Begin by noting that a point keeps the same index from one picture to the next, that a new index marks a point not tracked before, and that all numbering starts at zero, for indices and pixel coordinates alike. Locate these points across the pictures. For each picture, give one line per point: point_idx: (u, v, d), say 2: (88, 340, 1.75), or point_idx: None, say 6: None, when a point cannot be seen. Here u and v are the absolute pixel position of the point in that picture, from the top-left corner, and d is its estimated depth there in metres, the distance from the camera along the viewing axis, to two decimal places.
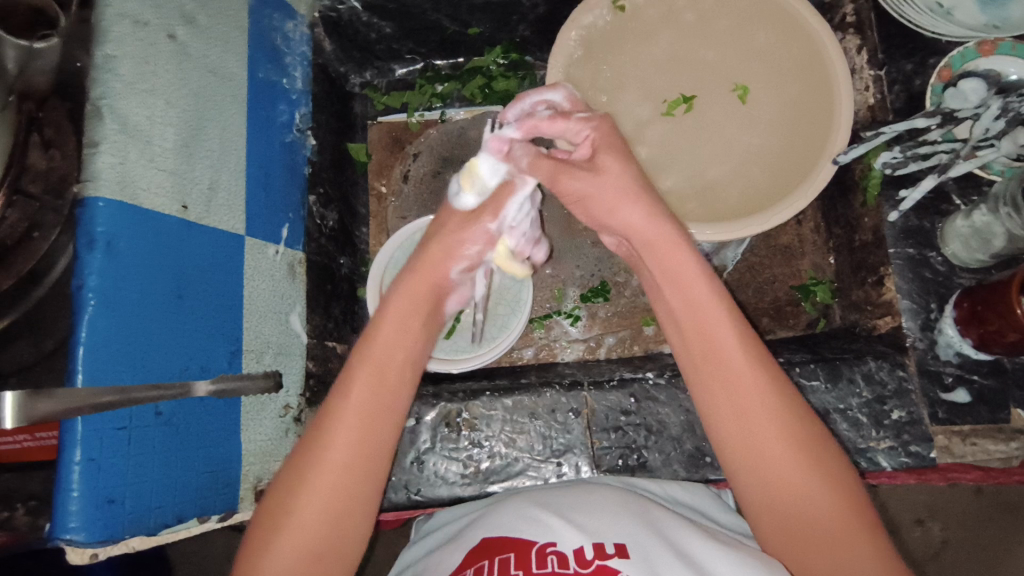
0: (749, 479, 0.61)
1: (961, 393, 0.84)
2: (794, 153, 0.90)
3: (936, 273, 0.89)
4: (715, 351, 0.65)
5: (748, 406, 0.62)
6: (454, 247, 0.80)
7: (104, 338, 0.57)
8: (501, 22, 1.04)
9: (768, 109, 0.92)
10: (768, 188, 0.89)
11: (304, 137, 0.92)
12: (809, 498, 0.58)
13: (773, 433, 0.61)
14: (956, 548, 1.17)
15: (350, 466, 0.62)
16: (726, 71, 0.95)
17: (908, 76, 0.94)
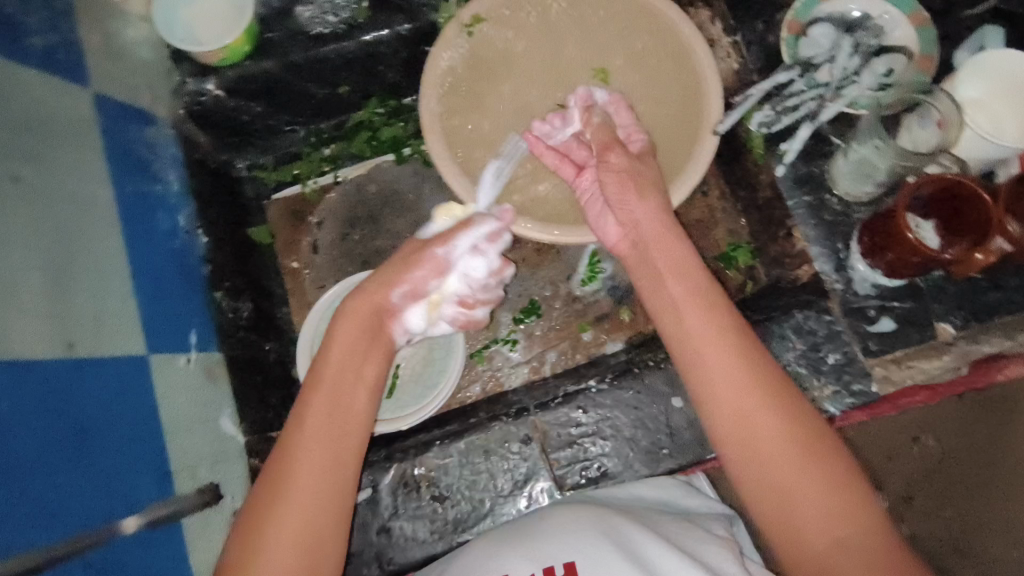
0: (735, 456, 0.62)
1: (886, 321, 0.86)
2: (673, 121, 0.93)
3: (835, 214, 0.92)
4: (692, 334, 0.67)
5: (732, 381, 0.63)
6: (400, 276, 0.75)
7: (7, 507, 0.54)
8: (367, 74, 1.05)
9: (645, 88, 0.96)
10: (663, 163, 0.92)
11: (194, 237, 0.91)
12: (801, 478, 0.58)
13: (761, 408, 0.61)
14: (957, 459, 0.99)
15: (316, 509, 0.60)
16: (584, 64, 0.98)
17: (761, 35, 0.97)
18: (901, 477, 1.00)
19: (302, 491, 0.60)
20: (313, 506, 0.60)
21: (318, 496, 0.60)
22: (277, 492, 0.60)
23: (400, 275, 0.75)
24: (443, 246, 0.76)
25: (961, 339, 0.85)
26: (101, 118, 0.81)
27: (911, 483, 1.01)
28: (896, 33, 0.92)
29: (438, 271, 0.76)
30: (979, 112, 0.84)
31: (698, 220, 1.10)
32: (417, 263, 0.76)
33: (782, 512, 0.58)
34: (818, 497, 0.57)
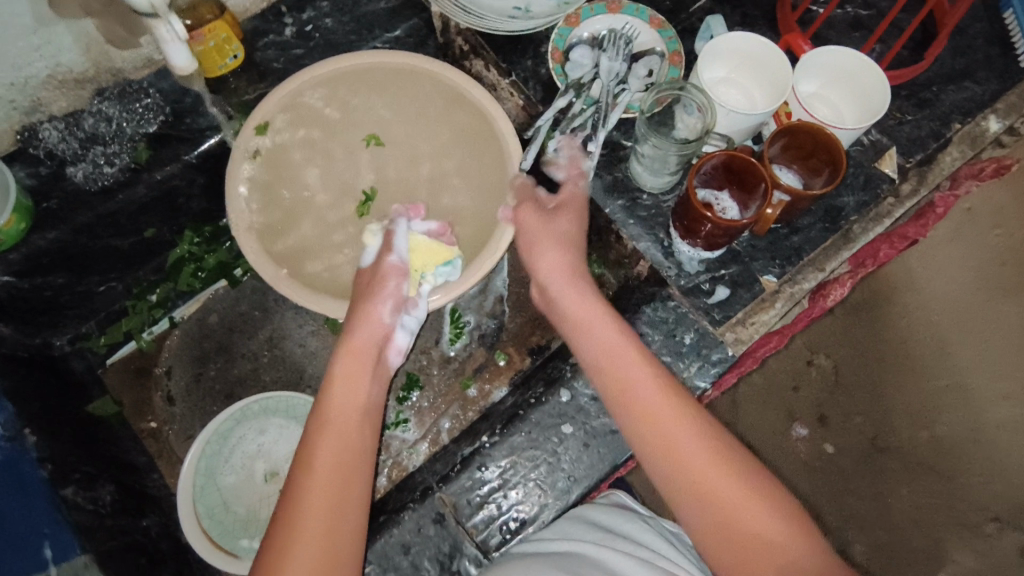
0: (681, 494, 0.65)
1: (721, 289, 0.94)
2: (475, 158, 0.97)
3: (648, 208, 0.99)
4: (629, 381, 0.71)
5: (675, 435, 0.67)
6: (381, 295, 0.81)
7: None
8: (168, 210, 1.03)
9: (429, 144, 0.99)
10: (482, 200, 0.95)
11: (23, 441, 0.82)
12: (749, 521, 0.62)
13: (705, 458, 0.65)
14: (847, 365, 1.19)
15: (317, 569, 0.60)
16: (352, 136, 0.99)
17: (533, 70, 1.04)
18: (811, 400, 1.17)
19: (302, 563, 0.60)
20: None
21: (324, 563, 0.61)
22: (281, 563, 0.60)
23: (377, 304, 0.81)
24: (393, 255, 0.84)
25: (784, 285, 0.94)
26: None
27: (823, 403, 1.18)
28: (642, 38, 1.02)
29: (401, 274, 0.83)
30: (730, 87, 0.97)
31: None
32: (382, 283, 0.82)
33: (744, 553, 0.61)
34: (777, 548, 0.60)
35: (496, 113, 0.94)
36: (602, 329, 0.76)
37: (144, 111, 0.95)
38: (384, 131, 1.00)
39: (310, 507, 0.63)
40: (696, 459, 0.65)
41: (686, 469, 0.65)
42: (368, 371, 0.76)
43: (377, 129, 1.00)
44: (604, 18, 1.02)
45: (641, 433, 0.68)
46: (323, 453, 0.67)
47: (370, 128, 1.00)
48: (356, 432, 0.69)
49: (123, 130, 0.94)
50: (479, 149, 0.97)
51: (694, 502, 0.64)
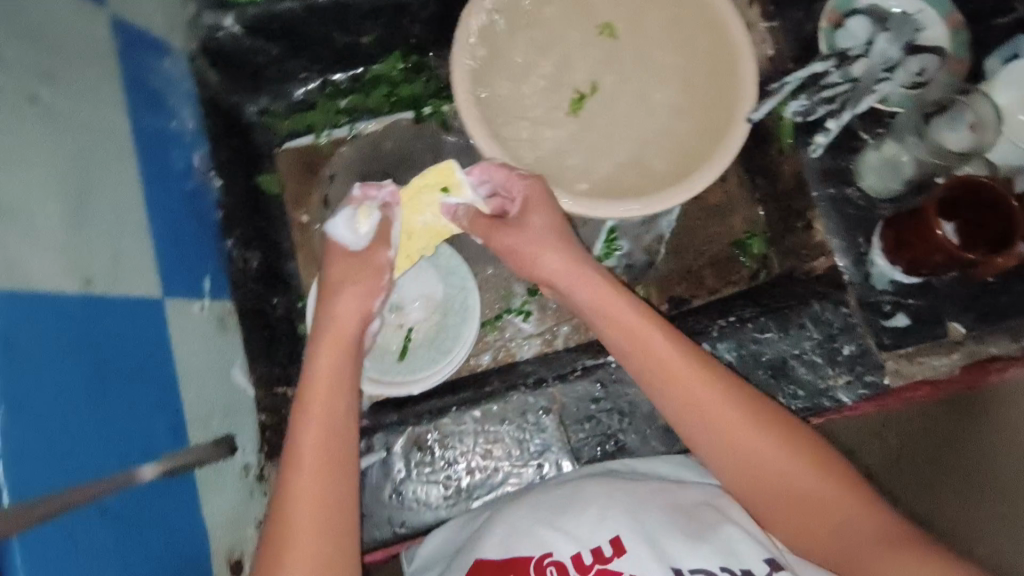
0: (722, 456, 0.67)
1: (901, 317, 0.89)
2: (703, 84, 0.92)
3: (858, 209, 0.92)
4: (690, 393, 0.68)
5: (706, 401, 0.67)
6: (372, 288, 0.75)
7: (31, 441, 0.51)
8: (392, 27, 1.00)
9: (658, 54, 0.95)
10: (697, 132, 0.91)
11: (208, 180, 0.86)
12: (782, 473, 0.64)
13: (734, 416, 0.66)
14: None
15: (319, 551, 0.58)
16: (587, 19, 0.96)
17: (799, 23, 0.96)
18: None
19: (299, 522, 0.59)
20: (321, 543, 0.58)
21: (321, 521, 0.59)
22: (290, 526, 0.59)
23: (351, 285, 0.74)
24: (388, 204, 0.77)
25: (970, 338, 0.88)
26: (117, 42, 0.76)
27: None
28: (931, 33, 0.92)
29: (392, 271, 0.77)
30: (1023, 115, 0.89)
31: (713, 208, 1.09)
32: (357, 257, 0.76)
33: (787, 504, 0.64)
34: (813, 496, 0.63)
35: (746, 54, 0.87)
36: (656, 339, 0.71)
37: None
38: (625, 28, 0.96)
39: (305, 464, 0.62)
40: (730, 420, 0.66)
41: (727, 436, 0.66)
42: (351, 345, 0.71)
43: (620, 24, 0.96)
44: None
45: (680, 407, 0.68)
46: (325, 401, 0.66)
47: (613, 20, 0.96)
48: (341, 394, 0.67)
49: None
50: (711, 84, 0.91)
51: (733, 462, 0.66)
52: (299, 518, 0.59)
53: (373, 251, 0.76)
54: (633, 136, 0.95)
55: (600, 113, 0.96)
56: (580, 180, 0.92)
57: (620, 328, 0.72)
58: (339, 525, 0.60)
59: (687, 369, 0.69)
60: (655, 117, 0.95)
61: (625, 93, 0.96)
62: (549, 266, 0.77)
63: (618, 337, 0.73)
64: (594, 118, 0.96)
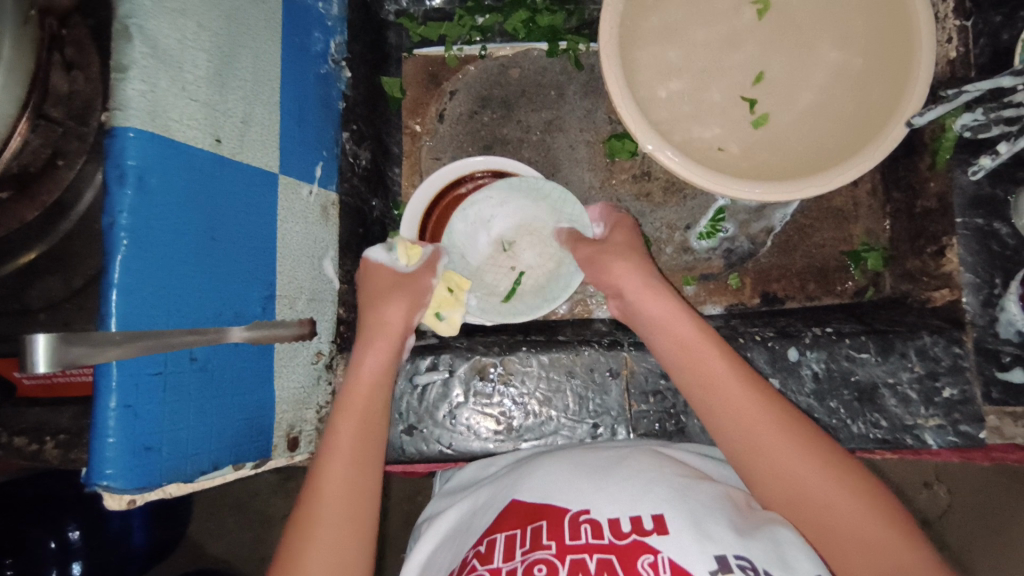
0: (765, 478, 0.61)
1: (1018, 372, 0.80)
2: (868, 76, 0.83)
3: (1004, 247, 0.83)
4: (719, 388, 0.66)
5: (755, 419, 0.63)
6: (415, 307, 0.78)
7: (139, 278, 0.54)
8: None
9: (821, 34, 0.87)
10: (849, 127, 0.83)
11: (339, 70, 0.85)
12: (811, 484, 0.59)
13: (782, 438, 0.62)
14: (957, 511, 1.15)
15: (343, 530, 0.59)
16: None
17: (997, 29, 0.85)
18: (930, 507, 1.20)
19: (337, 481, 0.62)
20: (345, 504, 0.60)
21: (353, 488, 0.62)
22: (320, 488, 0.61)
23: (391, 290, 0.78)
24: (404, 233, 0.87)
25: None
26: None
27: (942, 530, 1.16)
28: None
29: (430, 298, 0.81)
30: None
31: (836, 211, 1.02)
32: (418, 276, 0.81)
33: (829, 535, 0.57)
34: (859, 530, 0.56)
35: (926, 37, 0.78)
36: (693, 333, 0.71)
37: None
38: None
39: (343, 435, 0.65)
40: (776, 442, 0.62)
41: (773, 460, 0.61)
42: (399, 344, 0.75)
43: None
44: None
45: (716, 413, 0.66)
46: (366, 399, 0.69)
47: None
48: (384, 388, 0.71)
49: None
50: (884, 65, 0.82)
51: (769, 477, 0.61)
52: (328, 499, 0.60)
53: (416, 278, 0.81)
54: (788, 119, 0.88)
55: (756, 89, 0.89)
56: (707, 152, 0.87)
57: (673, 340, 0.71)
58: (363, 492, 0.62)
59: (737, 385, 0.66)
60: (803, 107, 0.87)
61: (783, 74, 0.89)
62: (621, 276, 0.77)
63: (656, 336, 0.73)
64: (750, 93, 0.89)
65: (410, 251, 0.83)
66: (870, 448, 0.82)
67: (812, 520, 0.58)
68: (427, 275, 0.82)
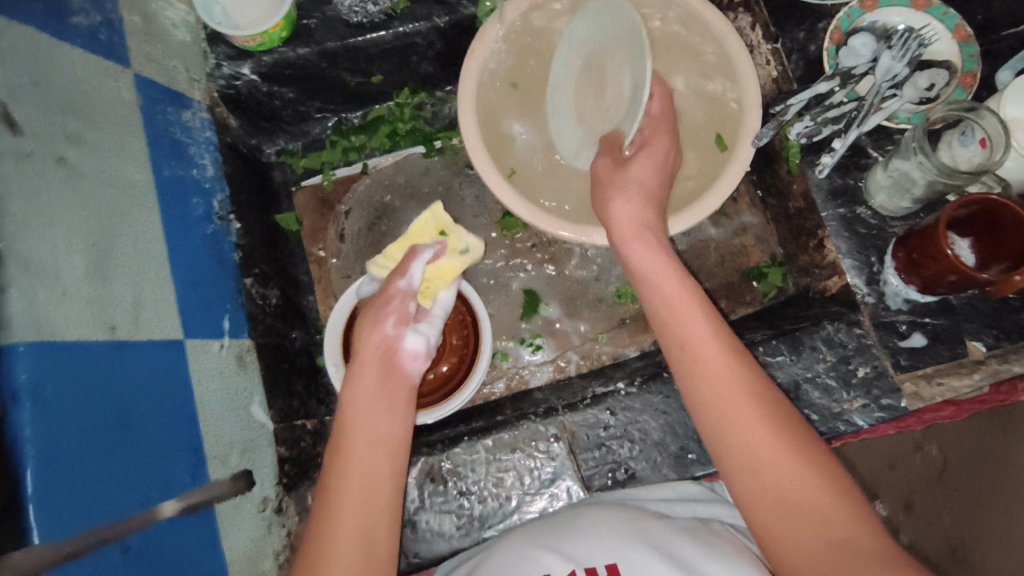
0: (720, 435, 0.61)
1: (917, 337, 0.87)
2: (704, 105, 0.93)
3: (869, 227, 0.91)
4: (689, 340, 0.66)
5: (723, 375, 0.63)
6: (381, 317, 0.72)
7: (48, 489, 0.55)
8: (400, 64, 1.02)
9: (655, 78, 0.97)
10: (709, 154, 0.92)
11: (228, 224, 0.90)
12: (768, 450, 0.58)
13: (749, 400, 0.61)
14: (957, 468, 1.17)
15: None
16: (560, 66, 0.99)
17: (802, 44, 0.96)
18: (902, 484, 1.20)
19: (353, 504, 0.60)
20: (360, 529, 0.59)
21: (366, 511, 0.60)
22: (331, 526, 0.59)
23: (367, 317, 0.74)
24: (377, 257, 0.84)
25: (992, 358, 0.86)
26: (138, 98, 0.80)
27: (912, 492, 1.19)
28: (938, 47, 0.91)
29: (409, 296, 0.74)
30: None
31: (726, 229, 1.09)
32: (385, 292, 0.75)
33: (773, 497, 0.57)
34: (797, 488, 0.56)
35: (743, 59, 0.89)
36: (672, 286, 0.70)
37: None
38: None
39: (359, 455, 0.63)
40: (741, 400, 0.61)
41: (736, 417, 0.60)
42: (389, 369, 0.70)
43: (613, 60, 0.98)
44: (906, 11, 0.92)
45: (687, 366, 0.65)
46: (364, 449, 0.64)
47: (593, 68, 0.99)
48: (386, 426, 0.66)
49: None
50: (718, 100, 0.92)
51: (728, 437, 0.60)
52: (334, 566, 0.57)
53: (388, 284, 0.75)
54: None
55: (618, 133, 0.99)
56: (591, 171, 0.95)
57: (661, 294, 0.70)
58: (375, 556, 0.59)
59: (715, 341, 0.65)
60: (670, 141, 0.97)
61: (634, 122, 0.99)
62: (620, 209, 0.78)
63: (642, 288, 0.73)
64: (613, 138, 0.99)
65: (383, 264, 0.82)
66: None
67: (763, 486, 0.57)
68: (393, 279, 0.75)
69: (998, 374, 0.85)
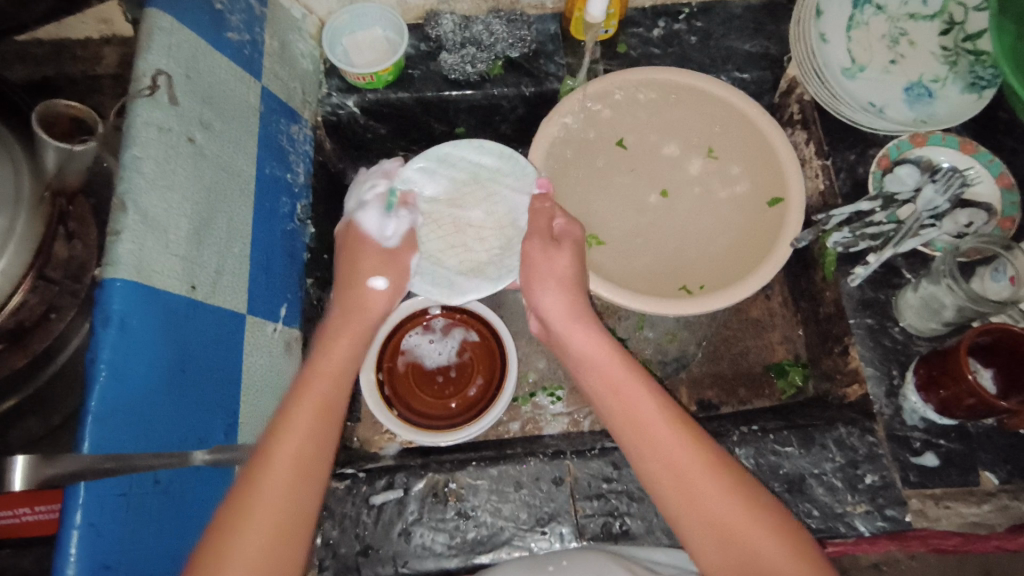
0: (677, 509, 0.68)
1: (930, 457, 0.87)
2: (753, 184, 1.01)
3: (895, 341, 0.94)
4: (640, 417, 0.72)
5: (675, 450, 0.69)
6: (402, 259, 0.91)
7: (112, 407, 0.62)
8: (483, 121, 1.15)
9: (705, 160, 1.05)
10: (750, 232, 0.99)
11: (305, 226, 1.00)
12: (721, 508, 0.66)
13: (700, 465, 0.68)
14: None
15: (278, 505, 0.63)
16: (621, 127, 1.06)
17: (851, 165, 1.03)
18: None
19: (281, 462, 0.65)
20: (273, 505, 0.62)
21: (298, 455, 0.66)
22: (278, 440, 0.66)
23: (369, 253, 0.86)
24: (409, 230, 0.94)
25: (1003, 492, 0.86)
26: (261, 106, 0.93)
27: None
28: (981, 189, 0.97)
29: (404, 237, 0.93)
30: None
31: (755, 321, 1.14)
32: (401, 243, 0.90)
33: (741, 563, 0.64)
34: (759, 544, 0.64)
35: (785, 148, 0.96)
36: (617, 369, 0.76)
37: (518, 39, 1.07)
38: (670, 151, 1.07)
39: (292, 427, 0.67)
40: (704, 483, 0.67)
41: (693, 494, 0.67)
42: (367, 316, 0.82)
43: (662, 141, 1.07)
44: (953, 153, 0.98)
45: (637, 439, 0.71)
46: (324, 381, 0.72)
47: (653, 140, 1.07)
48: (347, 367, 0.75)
49: (494, 45, 1.07)
50: (761, 182, 1.00)
51: (681, 503, 0.68)
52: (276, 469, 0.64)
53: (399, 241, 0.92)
54: (704, 233, 1.03)
55: (677, 204, 1.06)
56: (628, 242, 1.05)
57: (607, 385, 0.75)
58: (311, 463, 0.66)
59: (665, 423, 0.71)
60: (719, 216, 1.03)
61: (691, 204, 1.06)
62: (548, 301, 0.81)
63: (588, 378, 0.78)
64: (665, 209, 1.06)
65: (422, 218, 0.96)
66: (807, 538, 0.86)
67: (726, 544, 0.65)
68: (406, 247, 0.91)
69: (1009, 509, 0.85)
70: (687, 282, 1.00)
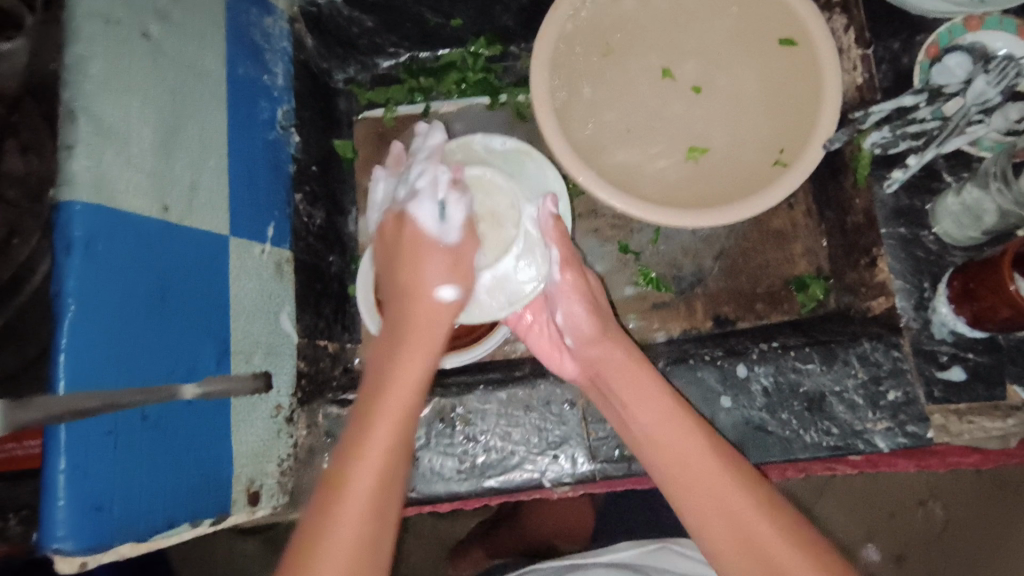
0: (705, 518, 0.63)
1: (956, 370, 0.84)
2: (775, 61, 0.91)
3: (928, 252, 0.88)
4: (667, 431, 0.69)
5: (697, 455, 0.66)
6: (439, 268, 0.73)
7: (86, 343, 0.56)
8: (483, 12, 1.02)
9: (726, 50, 0.95)
10: (781, 111, 0.90)
11: (288, 135, 0.91)
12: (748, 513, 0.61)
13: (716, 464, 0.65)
14: (958, 527, 1.19)
15: (358, 534, 0.57)
16: (636, 14, 0.95)
17: (896, 55, 0.92)
18: (898, 536, 1.21)
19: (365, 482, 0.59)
20: (356, 527, 0.57)
21: (381, 476, 0.60)
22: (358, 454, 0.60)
23: (434, 261, 0.71)
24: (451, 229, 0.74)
25: None
26: None
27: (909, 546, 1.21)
28: None
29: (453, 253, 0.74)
30: None
31: (777, 233, 1.07)
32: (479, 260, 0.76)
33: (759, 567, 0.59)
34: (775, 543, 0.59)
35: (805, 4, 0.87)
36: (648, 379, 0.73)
37: None
38: (692, 40, 0.96)
39: (378, 441, 0.61)
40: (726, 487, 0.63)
41: (710, 489, 0.64)
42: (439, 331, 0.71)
43: (682, 30, 0.96)
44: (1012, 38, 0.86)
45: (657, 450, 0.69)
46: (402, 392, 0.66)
47: (674, 27, 0.96)
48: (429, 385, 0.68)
49: None
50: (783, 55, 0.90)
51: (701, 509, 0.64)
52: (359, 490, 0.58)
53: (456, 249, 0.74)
54: (728, 128, 0.94)
55: (704, 98, 0.95)
56: (650, 147, 0.95)
57: (641, 395, 0.72)
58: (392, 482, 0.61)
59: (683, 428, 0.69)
60: (749, 105, 0.93)
61: (721, 92, 0.95)
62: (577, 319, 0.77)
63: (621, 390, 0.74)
64: (694, 105, 0.95)
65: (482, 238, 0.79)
66: (823, 455, 0.84)
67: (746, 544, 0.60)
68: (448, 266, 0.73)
69: None
70: (715, 186, 0.91)
